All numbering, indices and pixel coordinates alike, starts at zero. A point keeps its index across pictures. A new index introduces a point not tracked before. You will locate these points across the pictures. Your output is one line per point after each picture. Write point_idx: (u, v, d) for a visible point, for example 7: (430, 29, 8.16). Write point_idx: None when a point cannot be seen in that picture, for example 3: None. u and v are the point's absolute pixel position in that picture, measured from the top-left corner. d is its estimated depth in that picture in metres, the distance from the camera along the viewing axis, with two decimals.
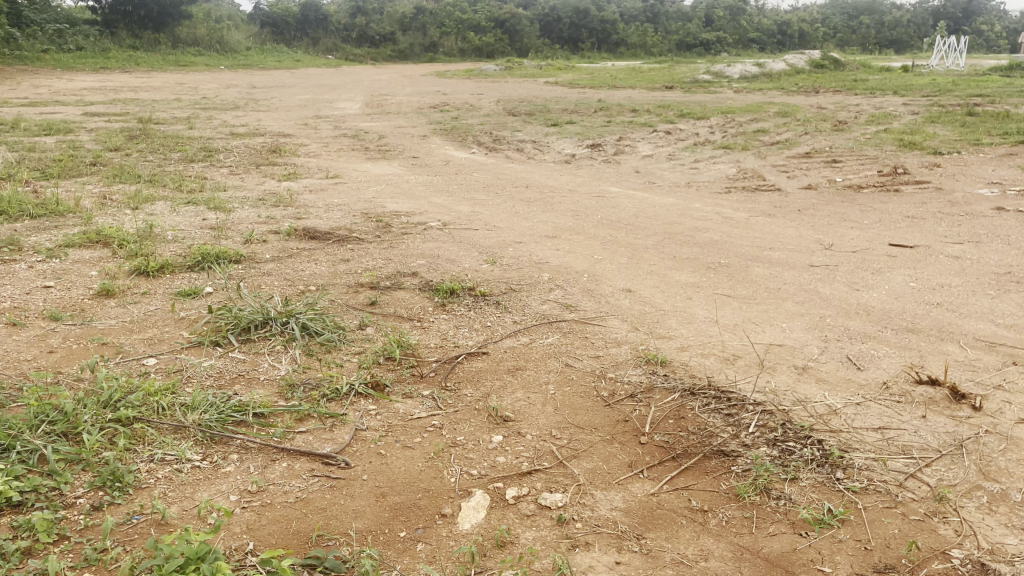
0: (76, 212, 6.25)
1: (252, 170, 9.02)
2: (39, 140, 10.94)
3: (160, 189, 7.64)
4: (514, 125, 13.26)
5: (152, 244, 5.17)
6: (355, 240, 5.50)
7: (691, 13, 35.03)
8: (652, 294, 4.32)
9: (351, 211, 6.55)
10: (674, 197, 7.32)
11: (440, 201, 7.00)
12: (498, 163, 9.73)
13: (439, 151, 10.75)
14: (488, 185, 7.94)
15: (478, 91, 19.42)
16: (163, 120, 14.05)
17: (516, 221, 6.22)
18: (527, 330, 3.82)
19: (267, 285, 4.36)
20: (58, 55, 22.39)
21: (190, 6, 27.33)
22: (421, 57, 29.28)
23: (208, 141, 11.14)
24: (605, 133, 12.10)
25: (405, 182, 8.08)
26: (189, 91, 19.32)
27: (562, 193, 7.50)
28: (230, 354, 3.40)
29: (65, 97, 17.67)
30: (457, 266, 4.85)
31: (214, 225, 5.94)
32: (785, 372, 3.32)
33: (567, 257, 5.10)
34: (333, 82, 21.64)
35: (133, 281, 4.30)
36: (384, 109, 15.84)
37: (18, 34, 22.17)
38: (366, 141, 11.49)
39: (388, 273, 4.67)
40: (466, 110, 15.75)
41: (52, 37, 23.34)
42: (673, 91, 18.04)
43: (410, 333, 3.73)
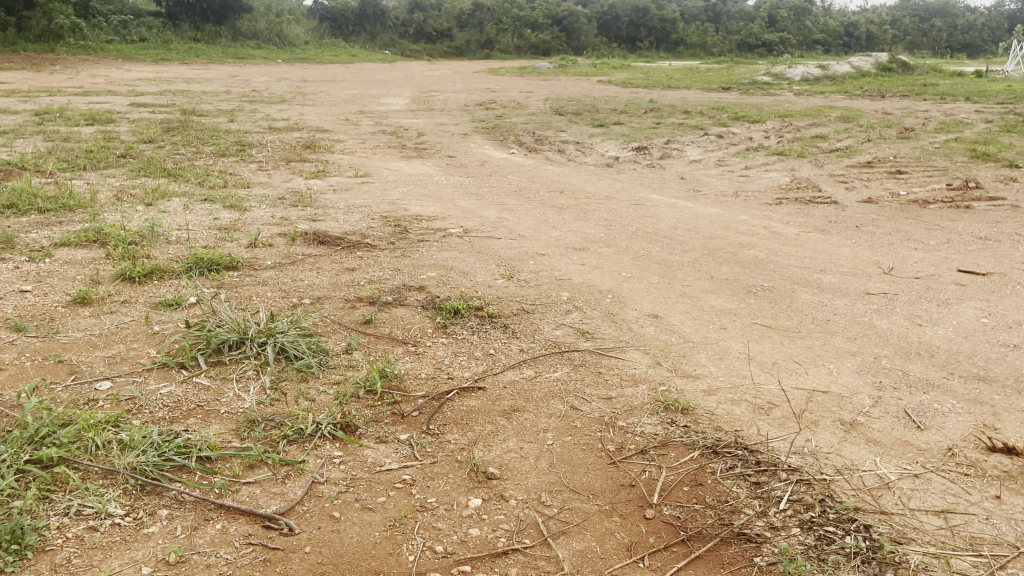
0: (87, 206, 6.03)
1: (282, 166, 8.76)
2: (79, 130, 10.90)
3: (182, 185, 7.41)
4: (559, 125, 12.81)
5: (152, 245, 4.88)
6: (366, 246, 5.12)
7: (754, 13, 34.00)
8: (681, 322, 3.84)
9: (370, 213, 6.19)
10: (720, 206, 6.79)
11: (466, 206, 6.60)
12: (537, 165, 9.30)
13: (477, 150, 10.36)
14: (521, 188, 7.52)
15: (527, 88, 19.00)
16: (207, 112, 13.97)
17: (543, 230, 5.78)
18: (533, 360, 3.37)
19: (258, 297, 4.02)
20: (120, 46, 22.76)
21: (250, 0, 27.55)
22: (475, 53, 28.97)
23: (245, 135, 10.96)
24: (653, 134, 11.56)
25: (435, 184, 7.71)
26: (239, 83, 19.33)
27: (599, 200, 7.03)
28: (194, 379, 3.04)
29: (119, 87, 17.84)
30: (469, 281, 4.44)
31: (224, 225, 5.65)
32: (828, 428, 2.82)
33: (592, 274, 4.65)
34: (384, 77, 21.47)
35: (116, 288, 3.99)
36: (430, 106, 15.54)
37: (81, 24, 22.58)
38: (405, 139, 11.17)
39: (392, 287, 4.27)
40: (513, 107, 15.34)
41: (116, 29, 23.73)
42: (730, 93, 17.34)
43: (400, 361, 3.32)
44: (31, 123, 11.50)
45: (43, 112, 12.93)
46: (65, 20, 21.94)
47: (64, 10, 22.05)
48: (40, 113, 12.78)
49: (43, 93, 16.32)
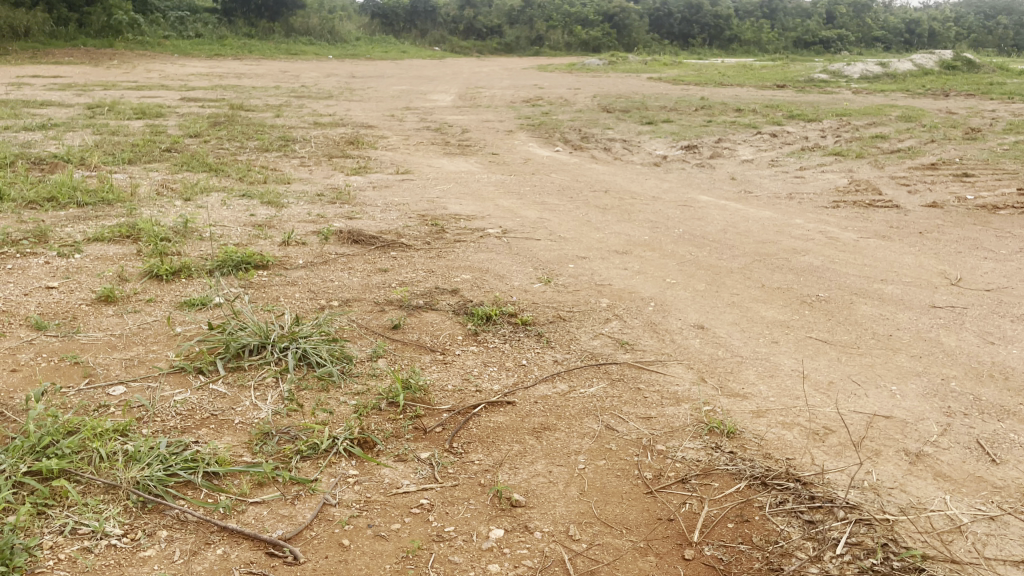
0: (126, 201, 5.99)
1: (324, 162, 8.69)
2: (129, 125, 11.01)
3: (223, 180, 7.37)
4: (607, 122, 12.54)
5: (185, 242, 4.80)
6: (400, 247, 4.97)
7: (811, 9, 33.14)
8: (729, 334, 3.59)
9: (408, 212, 6.04)
10: (772, 209, 6.48)
11: (507, 205, 6.41)
12: (582, 163, 9.06)
13: (522, 148, 10.17)
14: (565, 187, 7.30)
15: (575, 85, 18.74)
16: (255, 107, 14.04)
17: (585, 232, 5.57)
18: (568, 373, 3.16)
19: (286, 299, 3.88)
20: (176, 41, 23.13)
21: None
22: (525, 50, 28.77)
23: (290, 131, 10.93)
24: (703, 133, 11.23)
25: (476, 182, 7.54)
26: (289, 78, 19.44)
27: (644, 201, 6.78)
28: (210, 385, 2.90)
29: (172, 81, 18.10)
30: (505, 285, 4.24)
31: (260, 222, 5.55)
32: (891, 460, 2.56)
33: (634, 279, 4.41)
34: (432, 73, 21.40)
35: (142, 287, 3.89)
36: (476, 102, 15.40)
37: (140, 20, 23.02)
38: (449, 136, 11.03)
39: (424, 290, 4.10)
40: (561, 104, 15.11)
41: (173, 25, 24.15)
42: (785, 90, 16.83)
43: (426, 370, 3.14)
44: (83, 117, 11.65)
45: (96, 106, 13.12)
46: (125, 16, 22.38)
47: (123, 6, 22.50)
48: (93, 107, 12.97)
49: (98, 87, 16.61)
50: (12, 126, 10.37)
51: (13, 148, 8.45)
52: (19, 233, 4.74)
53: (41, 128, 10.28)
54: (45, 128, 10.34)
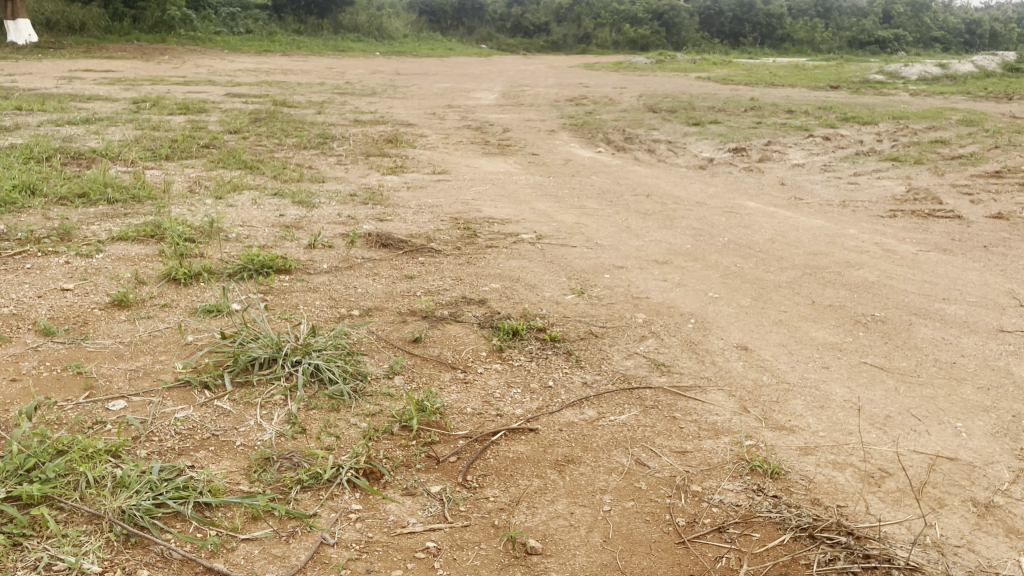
0: (157, 199, 5.91)
1: (361, 160, 8.56)
2: (172, 120, 11.04)
3: (257, 178, 7.28)
4: (652, 123, 12.23)
5: (209, 243, 4.67)
6: (429, 252, 4.78)
7: (868, 8, 32.24)
8: (775, 356, 3.33)
9: (441, 214, 5.86)
10: (823, 217, 6.15)
11: (544, 209, 6.19)
12: (624, 165, 8.79)
13: (563, 148, 9.92)
14: (605, 191, 7.04)
15: (621, 84, 18.41)
16: (298, 103, 14.02)
17: (623, 239, 5.31)
18: (597, 397, 2.93)
19: (305, 307, 3.71)
20: (227, 37, 23.37)
21: None
22: (572, 47, 28.46)
23: (329, 128, 10.84)
24: (751, 135, 10.86)
25: (514, 183, 7.33)
26: (335, 75, 19.45)
27: (688, 206, 6.49)
28: (215, 402, 2.73)
29: (220, 77, 18.24)
30: (535, 296, 4.02)
31: (288, 223, 5.42)
32: (957, 514, 2.30)
33: (674, 292, 4.15)
34: (477, 71, 21.25)
35: (159, 291, 3.75)
36: (519, 101, 15.19)
37: (192, 16, 23.32)
38: (489, 135, 10.83)
39: (450, 301, 3.90)
40: (605, 104, 14.82)
41: (225, 21, 24.40)
42: (838, 91, 16.29)
43: (445, 390, 2.93)
44: (128, 112, 11.73)
45: (141, 101, 13.22)
46: (178, 12, 22.68)
47: (176, 2, 22.81)
48: (139, 102, 13.06)
49: (147, 82, 16.81)
50: (57, 120, 10.46)
51: (55, 142, 8.49)
52: (44, 232, 4.67)
53: (85, 122, 10.36)
54: (89, 122, 10.40)
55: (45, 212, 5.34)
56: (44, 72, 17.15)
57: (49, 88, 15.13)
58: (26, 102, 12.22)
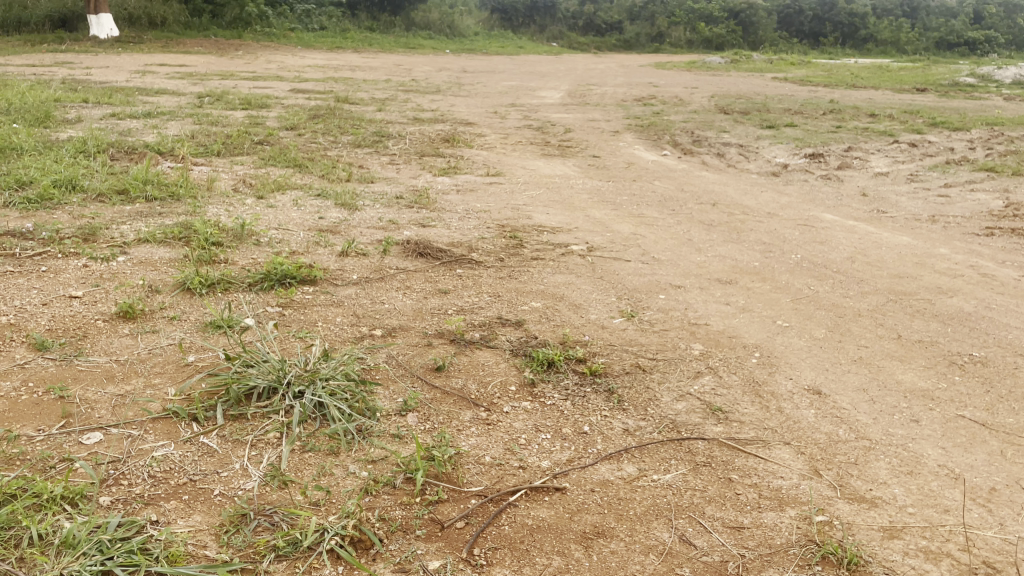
0: (196, 198, 5.71)
1: (414, 160, 8.26)
2: (232, 115, 10.97)
3: (305, 177, 7.05)
4: (723, 125, 11.63)
5: (237, 248, 4.41)
6: (469, 263, 4.41)
7: (958, 8, 30.63)
8: (853, 406, 2.85)
9: (488, 221, 5.50)
10: (909, 234, 5.55)
11: (599, 218, 5.77)
12: (690, 169, 8.27)
13: (626, 150, 9.45)
14: (667, 198, 6.57)
15: (693, 84, 17.76)
16: (360, 100, 13.87)
17: (683, 253, 4.85)
18: (640, 449, 2.51)
19: (324, 323, 3.38)
20: (301, 33, 23.54)
21: None
22: (644, 46, 27.81)
23: (387, 125, 10.60)
24: (830, 140, 10.18)
25: (570, 188, 6.92)
26: (401, 72, 19.32)
27: (757, 217, 5.97)
28: (200, 438, 2.41)
29: (288, 72, 18.29)
30: (579, 320, 3.61)
31: (326, 226, 5.13)
32: None
33: (737, 319, 3.69)
34: (545, 69, 20.84)
35: (170, 301, 3.48)
36: (585, 100, 14.73)
37: (268, 13, 23.59)
38: (550, 135, 10.43)
39: (483, 321, 3.53)
40: (675, 104, 14.23)
41: (299, 18, 24.61)
42: (925, 94, 15.33)
43: (463, 431, 2.55)
44: (191, 107, 11.75)
45: (205, 96, 13.26)
46: (254, 9, 22.93)
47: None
48: (204, 96, 13.10)
49: (216, 77, 16.95)
50: (120, 113, 10.49)
51: (111, 136, 8.45)
52: (71, 231, 4.48)
53: (147, 117, 10.37)
54: (150, 116, 10.41)
55: (80, 209, 5.18)
56: (120, 66, 17.47)
57: (121, 81, 15.37)
58: (94, 95, 12.37)
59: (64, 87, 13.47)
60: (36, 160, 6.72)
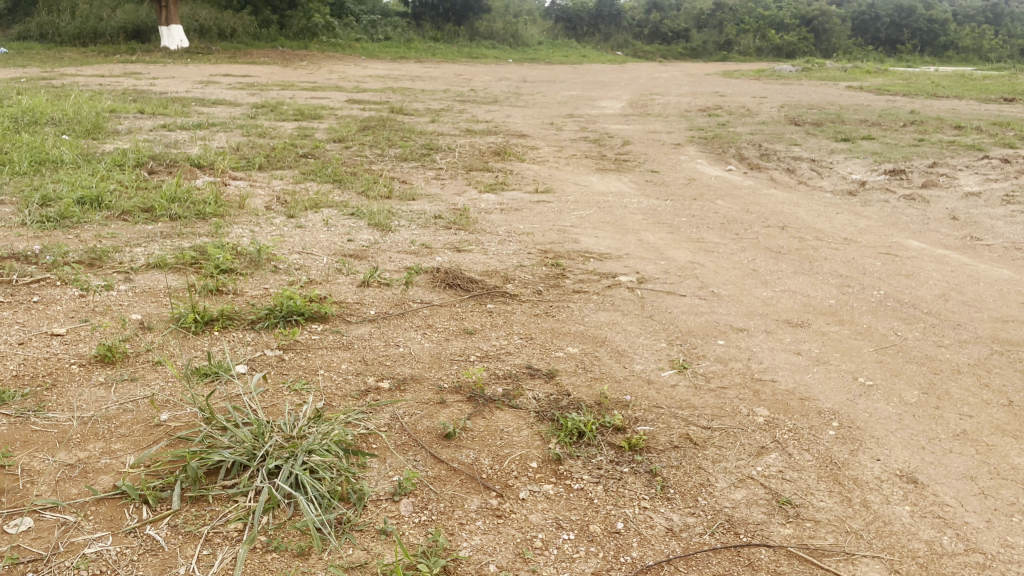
0: (223, 216, 5.40)
1: (461, 175, 7.86)
2: (283, 127, 10.76)
3: (343, 193, 6.70)
4: (793, 137, 10.94)
5: (250, 276, 4.03)
6: (501, 297, 3.94)
7: None
8: (961, 502, 2.29)
9: (530, 246, 5.03)
10: (1009, 266, 4.88)
11: (653, 243, 5.24)
12: (757, 187, 7.65)
13: (688, 165, 8.88)
14: (730, 219, 5.99)
15: (762, 94, 17.00)
16: (415, 110, 13.58)
17: (746, 287, 4.29)
18: (686, 559, 2.01)
19: (325, 372, 2.96)
20: (366, 44, 23.55)
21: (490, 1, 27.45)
22: (712, 54, 27.00)
23: (438, 137, 10.23)
24: (911, 154, 9.42)
25: (623, 207, 6.40)
26: (461, 82, 19.05)
27: (831, 243, 5.36)
28: (147, 529, 1.99)
29: (348, 82, 18.19)
30: (621, 372, 3.09)
31: (353, 250, 4.75)
32: None
33: (811, 374, 3.13)
34: (608, 78, 20.31)
35: (158, 341, 3.10)
36: (647, 110, 14.16)
37: (334, 23, 23.66)
38: (607, 148, 9.91)
39: (508, 371, 3.05)
40: (742, 115, 13.54)
41: (365, 28, 24.67)
42: (1015, 105, 14.29)
43: (465, 527, 2.07)
44: (243, 118, 11.61)
45: (261, 106, 13.15)
46: (321, 19, 22.99)
47: (321, 11, 23.17)
48: (258, 107, 12.99)
49: (277, 87, 16.93)
50: (171, 125, 10.40)
51: (156, 149, 8.28)
52: (78, 255, 4.18)
53: (197, 128, 10.24)
54: (200, 128, 10.28)
55: (98, 229, 4.91)
56: (184, 76, 17.63)
57: (181, 92, 15.46)
58: (151, 105, 12.37)
59: (123, 98, 13.54)
60: (72, 175, 6.53)
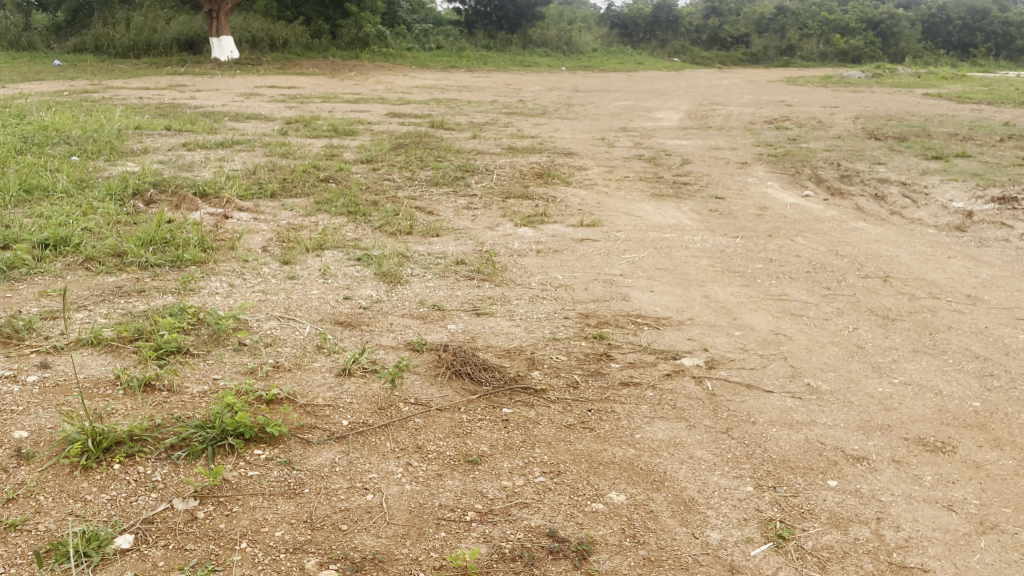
0: (203, 263, 4.53)
1: (496, 203, 6.90)
2: (311, 145, 9.96)
3: (357, 228, 5.80)
4: (876, 154, 9.71)
5: (201, 361, 3.11)
6: (523, 395, 2.95)
7: None
8: None
9: (570, 308, 4.04)
10: None
11: (725, 301, 4.20)
12: (842, 219, 6.51)
13: (757, 189, 7.76)
14: (817, 266, 4.90)
15: (832, 103, 15.67)
16: (457, 124, 12.68)
17: (852, 379, 3.22)
18: None
19: (248, 545, 2.02)
20: (417, 53, 22.85)
21: (543, 8, 26.49)
22: (774, 60, 25.56)
23: (476, 156, 9.30)
24: (1019, 176, 8.15)
25: (685, 247, 5.35)
26: (510, 92, 18.10)
27: (950, 303, 4.24)
28: None
29: (392, 93, 17.43)
30: (689, 548, 2.09)
31: (347, 314, 3.82)
32: None
33: (979, 557, 2.10)
34: (665, 87, 19.17)
35: (29, 484, 2.20)
36: (708, 122, 13.02)
37: (385, 33, 23.05)
38: (663, 168, 8.84)
39: (518, 546, 2.07)
40: (814, 127, 12.31)
41: (417, 36, 24.07)
42: None
43: None
44: (272, 134, 10.85)
45: (294, 121, 12.39)
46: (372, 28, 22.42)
47: (372, 19, 22.63)
48: (292, 122, 12.24)
49: (319, 98, 16.25)
50: (191, 143, 9.68)
51: (165, 174, 7.51)
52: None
53: (218, 147, 9.48)
54: (221, 147, 9.51)
55: (47, 284, 4.09)
56: (226, 88, 17.06)
57: (218, 105, 14.82)
58: (178, 121, 11.69)
59: (153, 113, 12.93)
60: (55, 208, 5.77)
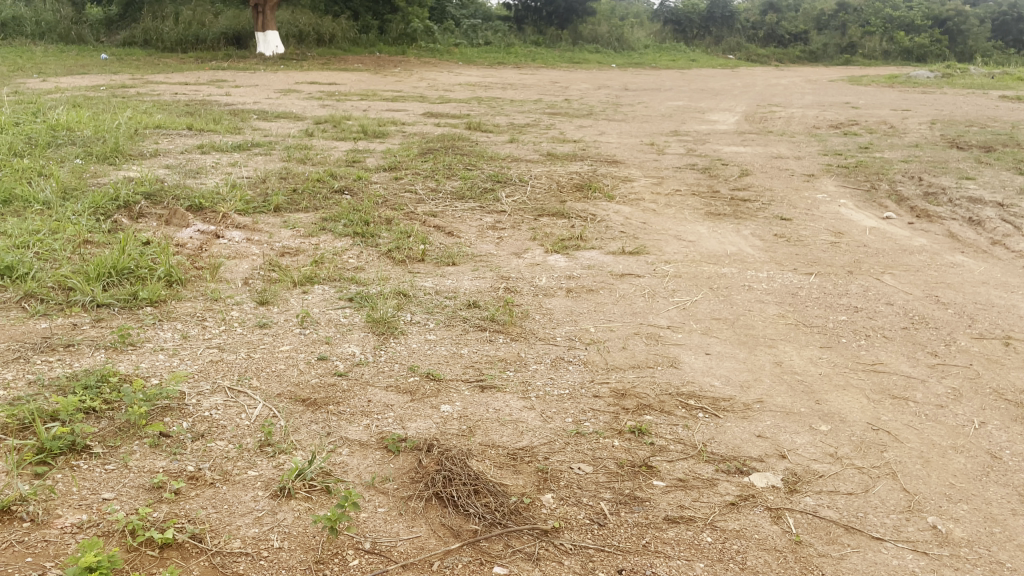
0: (160, 303, 3.76)
1: (526, 223, 6.04)
2: (333, 149, 9.21)
3: (361, 252, 4.99)
4: (962, 167, 8.58)
5: (97, 465, 2.33)
6: (524, 539, 2.10)
7: None
8: None
9: (602, 378, 3.16)
10: None
11: (803, 372, 3.27)
12: (934, 249, 5.49)
13: (828, 208, 6.76)
14: (915, 318, 3.93)
15: (903, 105, 14.38)
16: (495, 125, 11.81)
17: (995, 517, 2.29)
18: None
19: None
20: (463, 49, 22.04)
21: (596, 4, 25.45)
22: (834, 57, 24.13)
23: (509, 163, 8.44)
24: None
25: (747, 288, 4.42)
26: (557, 90, 17.14)
27: None
28: None
29: (433, 91, 16.64)
30: None
31: (315, 385, 2.99)
32: None
33: None
34: (720, 86, 18.03)
35: None
36: (767, 127, 11.92)
37: (432, 28, 22.27)
38: (720, 181, 7.86)
39: None
40: (886, 133, 11.15)
41: (465, 31, 23.29)
42: None
43: None
44: (296, 136, 10.11)
45: (323, 121, 11.64)
46: (419, 23, 21.74)
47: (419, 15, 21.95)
48: (321, 122, 11.50)
49: (356, 96, 15.52)
50: (207, 145, 8.99)
51: (166, 182, 6.79)
52: None
53: (234, 150, 8.77)
54: (238, 150, 8.80)
55: None
56: (264, 84, 16.47)
57: (251, 103, 14.17)
58: (202, 119, 11.04)
59: (179, 110, 12.29)
60: (24, 223, 5.07)
